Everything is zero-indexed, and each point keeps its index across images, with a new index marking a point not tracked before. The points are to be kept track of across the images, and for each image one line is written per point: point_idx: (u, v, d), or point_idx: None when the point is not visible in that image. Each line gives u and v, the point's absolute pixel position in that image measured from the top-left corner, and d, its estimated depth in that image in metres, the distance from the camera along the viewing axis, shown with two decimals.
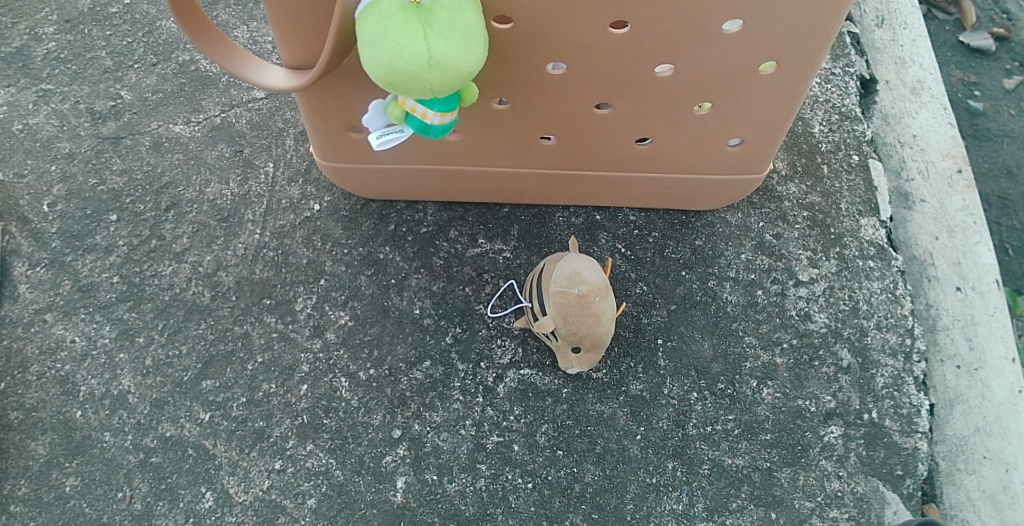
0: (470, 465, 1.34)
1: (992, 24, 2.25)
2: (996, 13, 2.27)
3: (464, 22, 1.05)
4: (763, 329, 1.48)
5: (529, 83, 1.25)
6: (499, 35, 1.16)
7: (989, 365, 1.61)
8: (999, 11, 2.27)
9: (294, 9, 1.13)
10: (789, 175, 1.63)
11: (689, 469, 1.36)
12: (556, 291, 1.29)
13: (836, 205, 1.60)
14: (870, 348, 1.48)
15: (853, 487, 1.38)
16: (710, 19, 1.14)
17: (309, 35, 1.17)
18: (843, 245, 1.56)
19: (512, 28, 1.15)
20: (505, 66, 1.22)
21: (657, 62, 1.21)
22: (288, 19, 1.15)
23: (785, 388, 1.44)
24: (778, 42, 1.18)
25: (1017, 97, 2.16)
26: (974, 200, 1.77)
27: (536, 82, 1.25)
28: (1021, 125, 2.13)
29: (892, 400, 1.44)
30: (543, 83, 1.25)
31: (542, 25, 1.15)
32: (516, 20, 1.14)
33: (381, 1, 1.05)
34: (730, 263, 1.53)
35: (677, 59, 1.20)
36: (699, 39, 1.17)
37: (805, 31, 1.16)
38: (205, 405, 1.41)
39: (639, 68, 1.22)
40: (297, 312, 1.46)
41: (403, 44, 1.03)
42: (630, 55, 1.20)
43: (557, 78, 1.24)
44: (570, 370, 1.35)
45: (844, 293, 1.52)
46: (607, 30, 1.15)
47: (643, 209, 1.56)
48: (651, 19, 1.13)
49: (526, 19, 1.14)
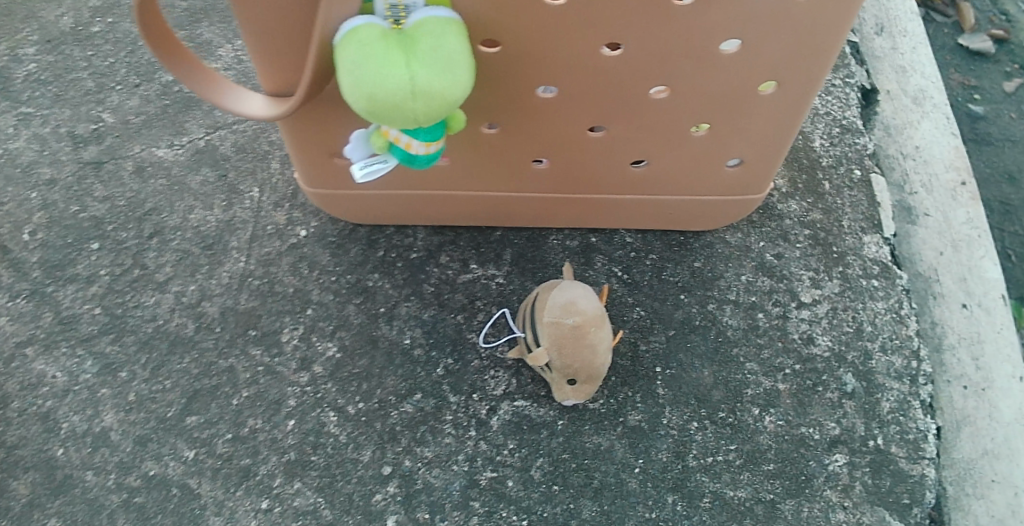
0: (462, 502, 1.30)
1: (991, 26, 2.21)
2: (995, 15, 2.22)
3: (449, 47, 1.00)
4: (764, 354, 1.43)
5: (519, 106, 1.20)
6: (486, 60, 1.12)
7: (996, 384, 1.57)
8: (998, 12, 2.23)
9: (272, 34, 1.08)
10: (789, 192, 1.58)
11: (689, 503, 1.32)
12: (550, 323, 1.24)
13: (838, 222, 1.55)
14: (875, 372, 1.43)
15: (859, 518, 1.33)
16: (706, 39, 1.09)
17: (289, 61, 1.12)
18: (846, 264, 1.52)
19: (499, 52, 1.10)
20: (494, 90, 1.17)
21: (651, 84, 1.16)
22: (265, 44, 1.10)
23: (788, 416, 1.39)
24: (777, 60, 1.13)
25: (1018, 100, 2.11)
26: (977, 213, 1.73)
27: (526, 106, 1.20)
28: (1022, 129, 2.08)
29: (898, 426, 1.40)
30: (533, 106, 1.20)
31: (530, 48, 1.10)
32: (503, 44, 1.09)
33: (361, 29, 1.00)
34: (730, 285, 1.48)
35: (671, 79, 1.15)
36: (695, 59, 1.12)
37: (805, 48, 1.11)
38: (189, 442, 1.36)
39: (632, 90, 1.17)
40: (283, 344, 1.41)
41: (384, 73, 0.98)
42: (623, 77, 1.15)
43: (548, 101, 1.19)
44: (564, 400, 1.31)
45: (847, 314, 1.47)
46: (599, 51, 1.11)
47: (640, 231, 1.52)
48: (644, 39, 1.09)
49: (514, 43, 1.09)
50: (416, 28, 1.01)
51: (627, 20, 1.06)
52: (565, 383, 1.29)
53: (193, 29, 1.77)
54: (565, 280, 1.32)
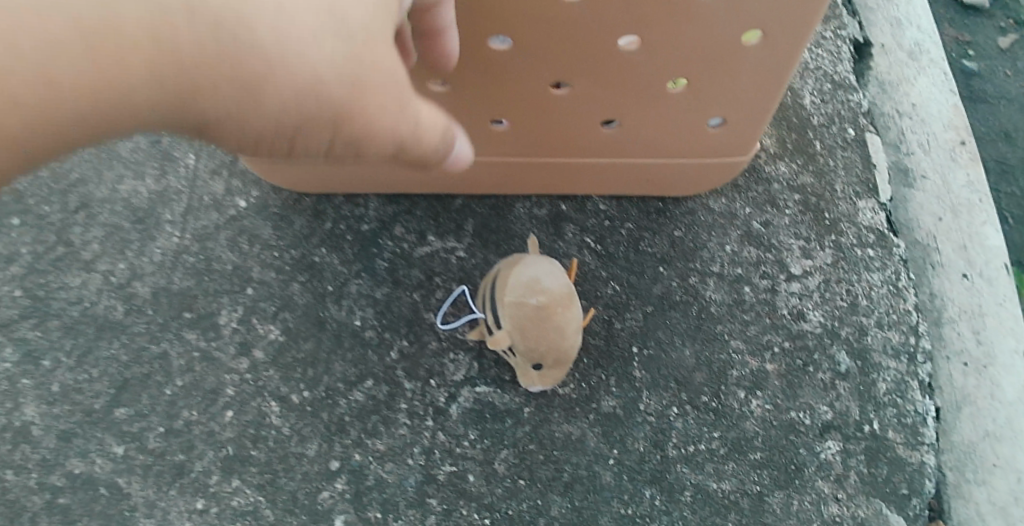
0: (418, 500, 1.19)
1: None
2: None
3: None
4: (750, 331, 1.30)
5: (470, 59, 1.06)
6: None
7: (998, 360, 1.45)
8: None
9: None
10: (777, 153, 1.45)
11: (668, 497, 1.20)
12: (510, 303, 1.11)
13: (830, 186, 1.42)
14: (870, 350, 1.31)
15: (853, 511, 1.22)
16: None
17: None
18: (839, 232, 1.39)
19: None
20: None
21: (619, 33, 1.02)
22: None
23: (776, 399, 1.27)
24: (762, 6, 0.99)
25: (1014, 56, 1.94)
26: (978, 175, 1.60)
27: (478, 59, 1.06)
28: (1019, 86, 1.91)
29: (895, 409, 1.28)
30: (487, 60, 1.06)
31: None
32: None
33: None
34: (713, 256, 1.34)
35: (641, 29, 1.01)
36: (668, 5, 0.98)
37: None
38: (118, 436, 1.24)
39: (597, 40, 1.03)
40: (221, 328, 1.28)
41: None
42: (586, 26, 1.01)
43: (503, 54, 1.05)
44: (530, 385, 1.19)
45: (841, 287, 1.35)
46: None
47: (616, 198, 1.38)
48: None
49: None
50: None
51: None
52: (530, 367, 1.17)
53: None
54: (530, 253, 1.19)
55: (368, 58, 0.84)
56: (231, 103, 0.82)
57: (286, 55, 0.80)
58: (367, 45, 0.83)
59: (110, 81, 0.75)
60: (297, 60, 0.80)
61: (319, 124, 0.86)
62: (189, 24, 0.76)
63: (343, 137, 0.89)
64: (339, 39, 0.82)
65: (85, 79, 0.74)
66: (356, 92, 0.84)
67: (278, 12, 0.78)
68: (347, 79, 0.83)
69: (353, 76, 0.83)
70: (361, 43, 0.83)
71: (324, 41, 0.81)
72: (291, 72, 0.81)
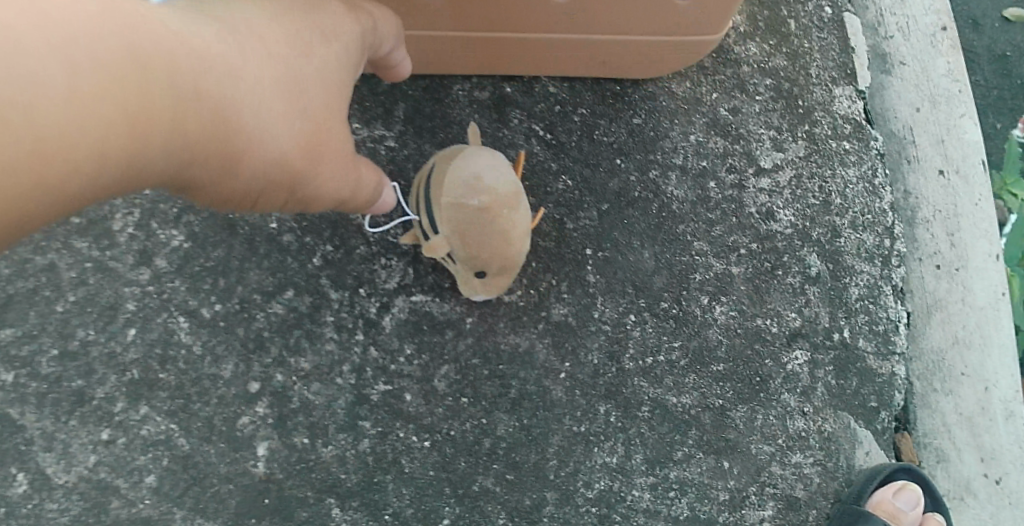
0: (350, 423, 1.07)
1: None
2: None
3: None
4: (716, 232, 1.18)
5: None
6: None
7: (971, 263, 1.37)
8: None
9: None
10: (748, 31, 1.27)
11: (625, 413, 1.11)
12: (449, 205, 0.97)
13: (805, 71, 1.27)
14: (843, 252, 1.21)
15: (820, 425, 1.14)
16: None
17: None
18: (813, 122, 1.25)
19: None
20: None
21: None
22: None
23: (741, 305, 1.16)
24: None
25: None
26: (958, 62, 1.47)
27: None
28: None
29: (867, 315, 1.19)
30: None
31: None
32: None
33: None
34: (677, 147, 1.20)
35: None
36: None
37: None
38: (5, 363, 1.07)
39: None
40: (116, 234, 1.10)
41: None
42: None
43: None
44: (472, 295, 1.07)
45: (814, 183, 1.22)
46: None
47: (566, 79, 1.20)
48: None
49: None
50: None
51: None
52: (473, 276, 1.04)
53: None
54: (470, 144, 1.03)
55: (326, 128, 0.78)
56: (199, 178, 0.70)
57: (267, 126, 0.71)
58: (330, 110, 0.78)
59: (109, 154, 0.58)
60: (275, 133, 0.72)
61: (271, 191, 0.77)
62: (187, 95, 0.63)
63: (281, 200, 0.80)
64: (308, 111, 0.75)
65: (85, 142, 0.56)
66: (320, 160, 0.78)
67: (263, 78, 0.70)
68: (308, 152, 0.77)
69: (315, 150, 0.77)
70: (322, 120, 0.77)
71: (294, 114, 0.74)
72: (264, 152, 0.72)
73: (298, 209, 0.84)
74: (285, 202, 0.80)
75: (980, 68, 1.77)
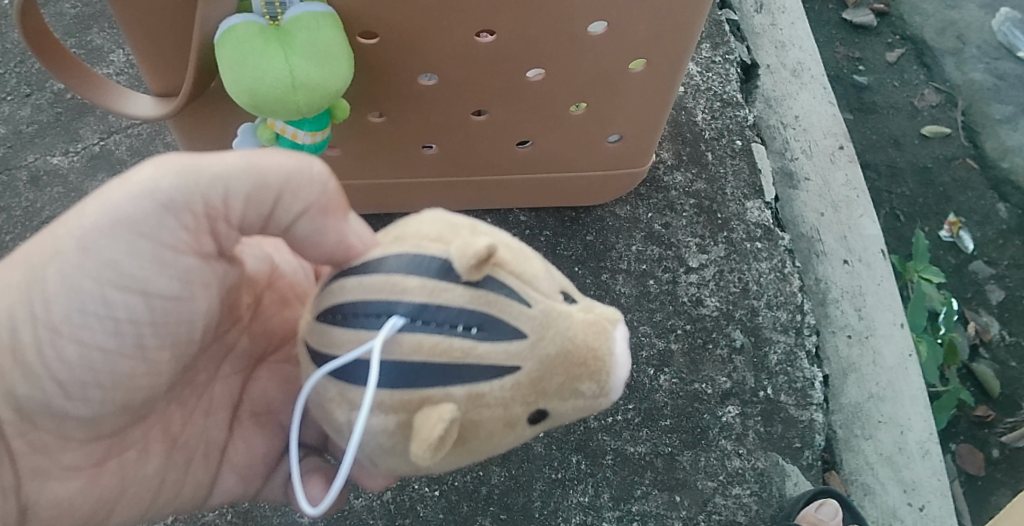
0: None
1: (857, 13, 2.33)
2: (841, 29, 2.32)
3: (335, 77, 1.04)
4: (656, 317, 1.51)
5: (451, 126, 1.30)
6: (421, 90, 1.22)
7: (878, 332, 1.67)
8: (846, 29, 2.33)
9: (191, 116, 1.22)
10: (674, 164, 1.64)
11: (592, 461, 1.40)
12: (541, 262, 0.84)
13: (721, 190, 1.62)
14: (762, 327, 1.52)
15: (753, 463, 1.43)
16: (606, 59, 1.20)
17: (204, 115, 1.22)
18: (730, 229, 1.59)
19: (434, 84, 1.21)
20: (422, 103, 1.24)
21: (569, 103, 1.28)
22: (186, 132, 1.26)
23: (681, 373, 1.47)
24: (654, 76, 1.26)
25: (864, 97, 2.24)
26: (855, 174, 1.83)
27: (456, 123, 1.30)
28: (878, 114, 2.22)
29: (785, 376, 1.49)
30: (461, 125, 1.30)
31: (462, 77, 1.20)
32: (439, 77, 1.19)
33: (240, 50, 1.00)
34: (621, 256, 1.55)
35: (587, 98, 1.28)
36: (602, 78, 1.24)
37: (649, 112, 1.34)
38: None
39: (552, 110, 1.29)
40: None
41: (236, 69, 1.01)
42: (540, 101, 1.27)
43: (480, 123, 1.30)
44: (570, 387, 0.81)
45: (733, 276, 1.55)
46: (524, 78, 1.22)
47: (533, 209, 1.58)
48: (571, 81, 1.24)
49: (446, 75, 1.19)
50: (298, 65, 1.01)
51: (546, 53, 1.17)
52: (555, 382, 0.80)
53: (59, 16, 1.68)
54: (395, 239, 0.82)
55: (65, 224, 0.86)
56: None
57: None
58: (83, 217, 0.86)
59: None
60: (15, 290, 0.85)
61: (87, 209, 0.83)
62: None
63: (136, 198, 0.82)
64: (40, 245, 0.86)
65: None
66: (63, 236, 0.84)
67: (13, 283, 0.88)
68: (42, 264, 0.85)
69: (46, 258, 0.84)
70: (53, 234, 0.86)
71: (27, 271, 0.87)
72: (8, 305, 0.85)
73: (196, 162, 0.83)
74: (144, 189, 0.82)
75: (904, 182, 2.13)
